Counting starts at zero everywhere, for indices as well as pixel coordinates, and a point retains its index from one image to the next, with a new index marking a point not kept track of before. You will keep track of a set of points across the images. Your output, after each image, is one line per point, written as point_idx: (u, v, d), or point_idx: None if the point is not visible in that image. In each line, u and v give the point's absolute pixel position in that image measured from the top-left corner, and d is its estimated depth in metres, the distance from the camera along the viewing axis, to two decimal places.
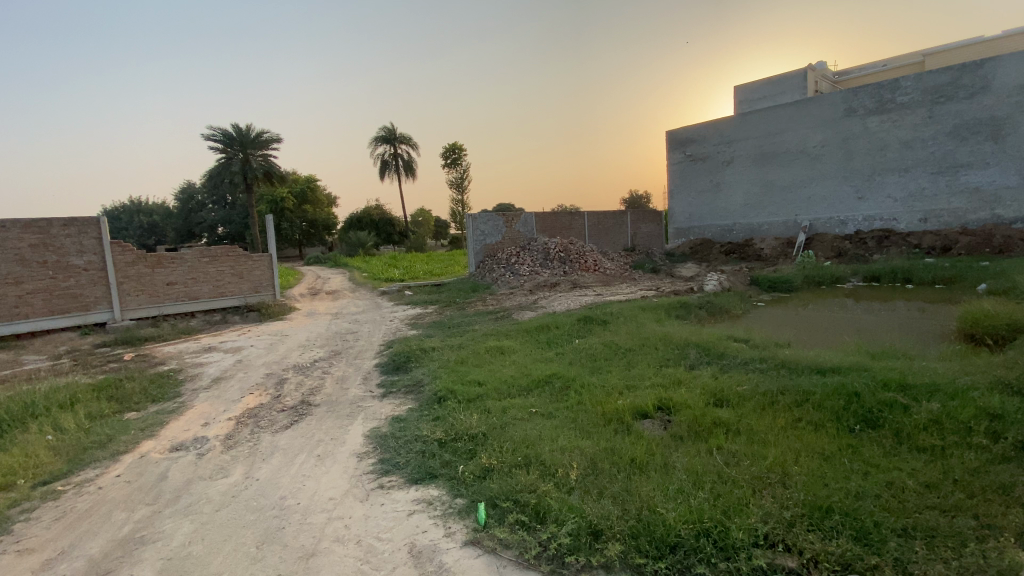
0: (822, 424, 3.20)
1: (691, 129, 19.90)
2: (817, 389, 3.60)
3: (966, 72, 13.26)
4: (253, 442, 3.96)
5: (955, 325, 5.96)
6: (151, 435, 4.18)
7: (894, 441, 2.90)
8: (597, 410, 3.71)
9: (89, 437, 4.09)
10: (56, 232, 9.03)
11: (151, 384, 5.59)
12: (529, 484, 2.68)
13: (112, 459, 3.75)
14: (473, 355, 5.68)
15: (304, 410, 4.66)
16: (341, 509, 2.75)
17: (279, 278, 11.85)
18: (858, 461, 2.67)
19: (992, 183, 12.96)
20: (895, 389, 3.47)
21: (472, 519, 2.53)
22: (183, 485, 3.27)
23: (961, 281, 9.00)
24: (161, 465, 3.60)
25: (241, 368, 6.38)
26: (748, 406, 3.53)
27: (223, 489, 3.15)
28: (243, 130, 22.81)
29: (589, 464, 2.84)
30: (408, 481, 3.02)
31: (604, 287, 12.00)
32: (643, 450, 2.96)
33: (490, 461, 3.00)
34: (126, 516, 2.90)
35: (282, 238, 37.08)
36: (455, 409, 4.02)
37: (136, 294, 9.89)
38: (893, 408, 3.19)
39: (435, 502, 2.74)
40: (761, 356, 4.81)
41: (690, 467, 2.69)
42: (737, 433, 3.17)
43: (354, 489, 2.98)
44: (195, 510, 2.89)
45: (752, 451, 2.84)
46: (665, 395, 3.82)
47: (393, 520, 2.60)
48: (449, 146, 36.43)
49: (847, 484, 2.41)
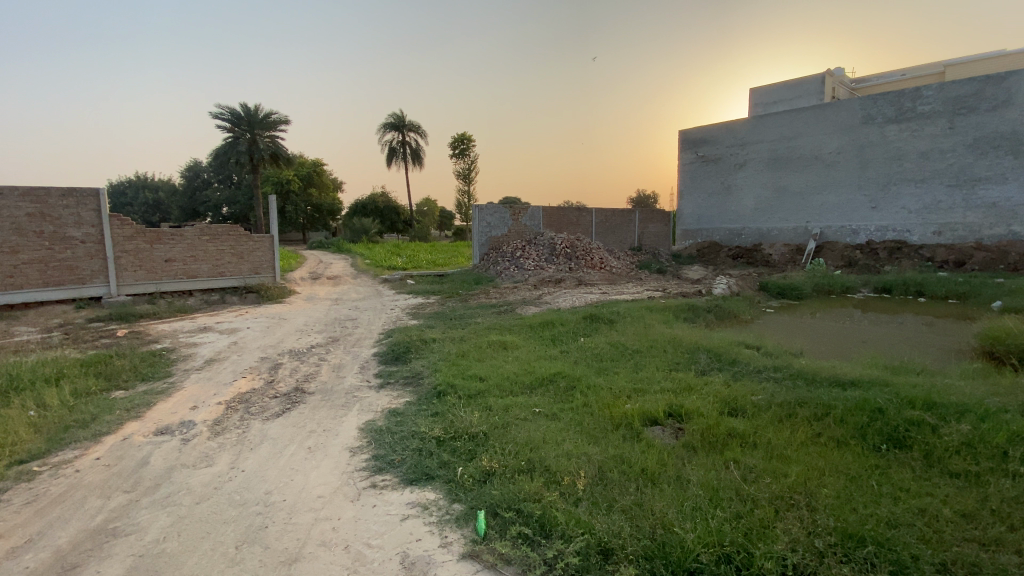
0: (844, 441, 3.10)
1: (704, 129, 19.67)
2: (838, 403, 3.51)
3: (990, 84, 13.03)
4: (242, 428, 3.88)
5: (973, 341, 5.87)
6: (136, 416, 4.09)
7: (923, 463, 2.80)
8: (604, 414, 3.61)
9: (73, 416, 4.01)
10: (55, 203, 8.94)
11: (142, 362, 5.51)
12: (532, 493, 2.57)
13: (92, 440, 3.65)
14: (475, 349, 5.59)
15: (297, 397, 4.56)
16: (330, 509, 2.66)
17: (280, 260, 11.69)
18: (886, 484, 2.56)
19: (1009, 199, 12.78)
20: (922, 407, 3.37)
21: (471, 529, 2.43)
22: (164, 473, 3.18)
23: (975, 296, 8.86)
24: (144, 450, 3.51)
25: (236, 351, 6.27)
26: (765, 418, 3.42)
27: (206, 480, 3.05)
28: (252, 110, 22.67)
29: (597, 474, 2.74)
30: (403, 482, 2.92)
31: (610, 286, 11.88)
32: (655, 460, 2.86)
33: (492, 464, 2.90)
34: (102, 503, 2.82)
35: (286, 221, 37.03)
36: (454, 405, 3.91)
37: (133, 270, 9.80)
38: (921, 428, 3.09)
39: (431, 507, 2.64)
40: (774, 364, 4.70)
41: (705, 481, 2.60)
42: (753, 445, 3.06)
43: (344, 488, 2.89)
44: (173, 502, 2.80)
45: (771, 468, 2.73)
46: (676, 402, 3.72)
47: (384, 524, 2.50)
48: (459, 137, 36.14)
49: (878, 509, 2.30)
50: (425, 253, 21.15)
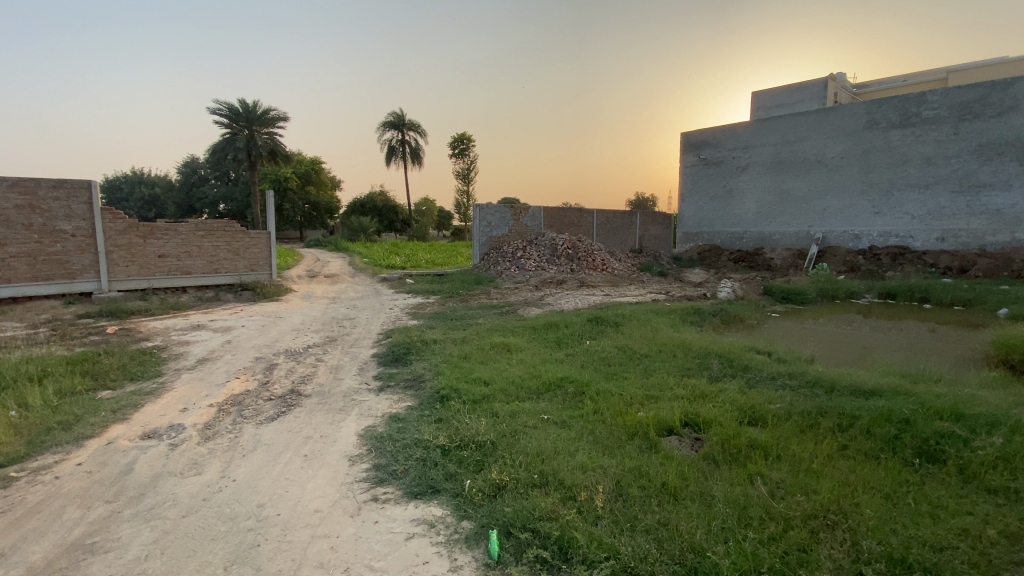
0: (873, 454, 3.02)
1: (706, 131, 19.63)
2: (862, 413, 3.43)
3: (995, 90, 13.03)
4: (234, 433, 3.77)
5: (985, 348, 5.83)
6: (122, 418, 3.97)
7: (959, 479, 2.72)
8: (617, 423, 3.51)
9: (56, 417, 3.89)
10: (45, 194, 8.78)
11: (131, 360, 5.38)
12: (548, 510, 2.46)
13: (74, 444, 3.53)
14: (477, 351, 5.50)
15: (293, 400, 4.45)
16: (328, 526, 2.54)
17: (277, 257, 11.54)
18: (923, 502, 2.48)
19: (1013, 206, 12.80)
20: (950, 418, 3.30)
21: (482, 551, 2.31)
22: (149, 481, 3.06)
23: (981, 304, 8.83)
24: (128, 455, 3.39)
25: (229, 350, 6.15)
26: (786, 428, 3.34)
27: (193, 490, 2.93)
28: (250, 106, 22.49)
29: (615, 489, 2.65)
30: (405, 495, 2.81)
31: (613, 288, 11.81)
32: (675, 473, 2.77)
33: (502, 477, 2.80)
34: (81, 514, 2.70)
35: (283, 219, 36.82)
36: (458, 411, 3.81)
37: (126, 265, 9.65)
38: (953, 441, 3.01)
39: (437, 524, 2.53)
40: (788, 370, 4.63)
41: (731, 498, 2.52)
42: (776, 458, 2.98)
43: (343, 501, 2.78)
44: (157, 515, 2.68)
45: (800, 483, 2.64)
46: (691, 411, 3.64)
47: (388, 544, 2.38)
48: (458, 137, 35.97)
49: (920, 532, 2.21)
50: (423, 253, 20.79)
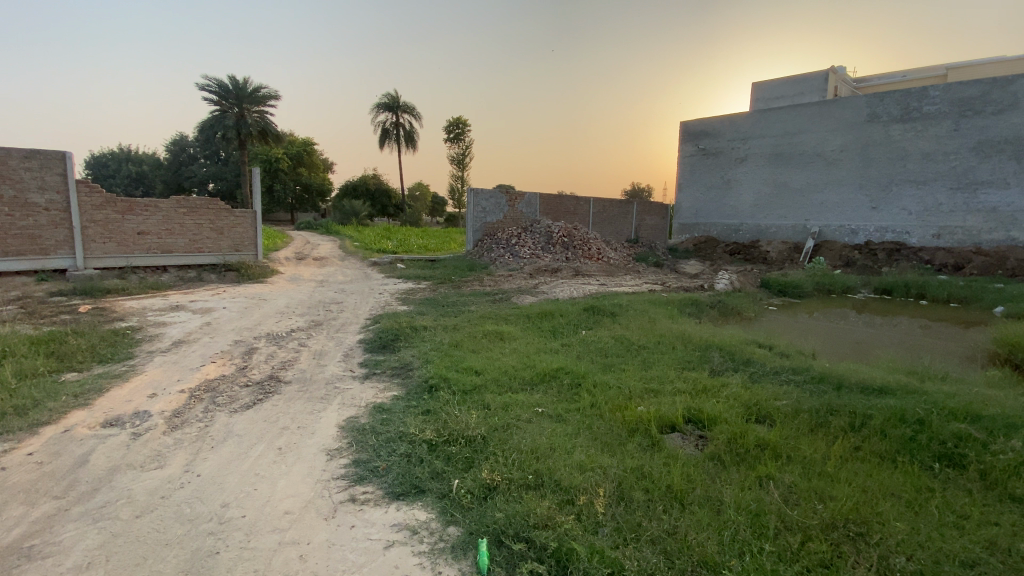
0: (889, 457, 2.96)
1: (706, 121, 19.42)
2: (875, 413, 3.37)
3: (997, 87, 13.01)
4: (204, 422, 3.62)
5: (984, 346, 5.81)
6: (83, 404, 3.81)
7: (982, 486, 2.66)
8: (617, 418, 3.42)
9: (12, 400, 3.71)
10: (16, 165, 8.46)
11: (101, 341, 5.19)
12: (544, 517, 2.35)
13: (28, 431, 3.37)
14: (469, 339, 5.37)
15: (271, 387, 4.31)
16: (298, 530, 2.42)
17: (263, 238, 11.28)
18: (946, 513, 2.41)
19: (1010, 204, 12.86)
20: (966, 419, 3.24)
21: (471, 562, 2.19)
22: (104, 475, 2.92)
23: (977, 302, 8.85)
24: (85, 445, 3.24)
25: (207, 333, 5.97)
26: (795, 428, 3.27)
27: (152, 486, 2.80)
28: (241, 83, 21.90)
29: (616, 492, 2.56)
30: (386, 496, 2.70)
31: (608, 277, 11.70)
32: (680, 475, 2.68)
33: (493, 478, 2.69)
34: (24, 512, 2.55)
35: (274, 200, 36.23)
36: (448, 402, 3.69)
37: (102, 241, 9.36)
38: (971, 444, 2.96)
39: (421, 531, 2.42)
40: (792, 365, 4.55)
41: (744, 504, 2.44)
42: (785, 458, 2.91)
43: (317, 502, 2.66)
44: (108, 515, 2.54)
45: (813, 488, 2.57)
46: (693, 406, 3.55)
47: (364, 554, 2.26)
48: (455, 121, 35.47)
49: (949, 545, 2.15)
50: (416, 238, 20.51)
